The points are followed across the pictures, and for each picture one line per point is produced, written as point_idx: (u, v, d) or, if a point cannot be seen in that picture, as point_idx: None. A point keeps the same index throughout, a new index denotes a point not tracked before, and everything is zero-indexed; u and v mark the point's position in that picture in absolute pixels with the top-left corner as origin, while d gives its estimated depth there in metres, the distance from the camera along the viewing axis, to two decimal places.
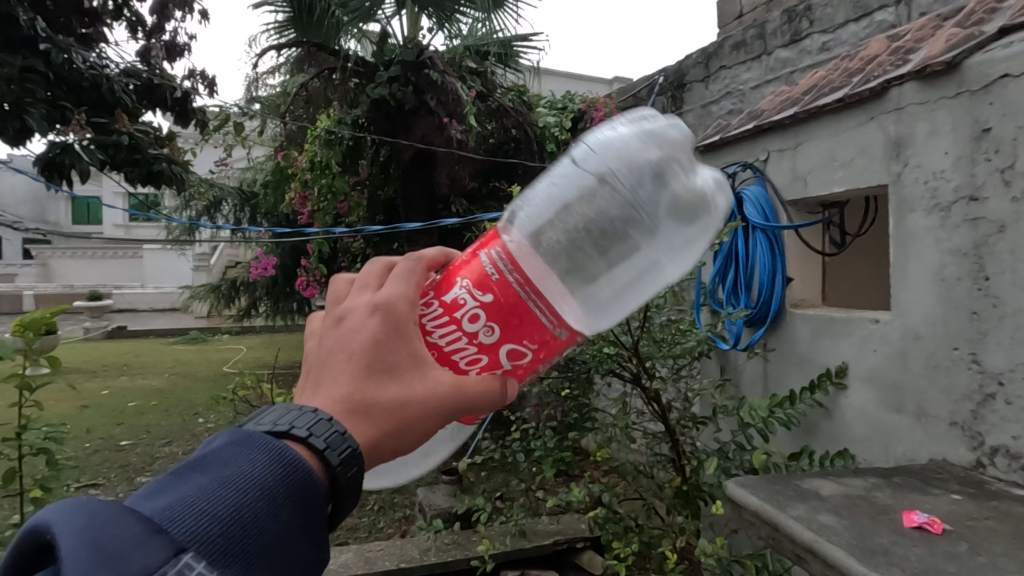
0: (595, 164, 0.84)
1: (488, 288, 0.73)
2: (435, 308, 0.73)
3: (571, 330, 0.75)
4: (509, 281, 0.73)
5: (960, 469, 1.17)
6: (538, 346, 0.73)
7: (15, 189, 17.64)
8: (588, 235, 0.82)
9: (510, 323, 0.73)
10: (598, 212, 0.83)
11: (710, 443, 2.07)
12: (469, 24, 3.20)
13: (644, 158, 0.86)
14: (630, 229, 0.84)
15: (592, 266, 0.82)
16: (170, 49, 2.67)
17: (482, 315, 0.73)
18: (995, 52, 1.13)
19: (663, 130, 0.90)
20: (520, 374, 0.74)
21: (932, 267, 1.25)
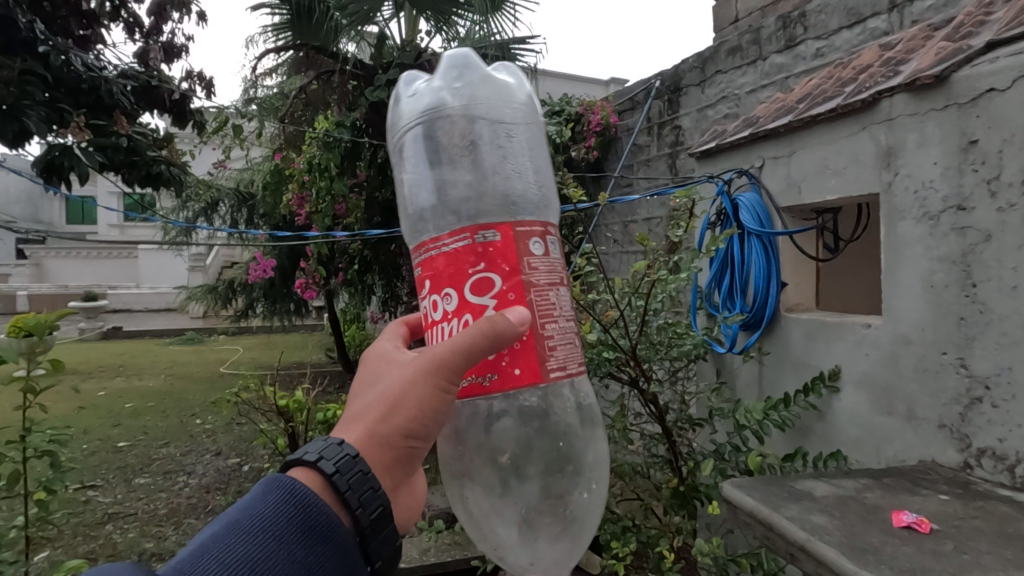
0: (446, 169, 0.99)
1: (426, 281, 0.81)
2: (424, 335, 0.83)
3: (495, 227, 0.77)
4: (428, 259, 0.80)
5: (948, 470, 1.21)
6: (485, 264, 0.76)
7: (8, 189, 17.54)
8: (493, 201, 0.96)
9: (455, 275, 0.77)
10: (483, 186, 0.97)
11: (706, 443, 2.11)
12: (467, 26, 3.25)
13: (459, 122, 1.00)
14: (504, 165, 0.98)
15: (513, 210, 0.97)
16: (168, 51, 2.69)
17: (437, 298, 0.79)
18: (982, 66, 1.16)
19: (447, 89, 1.04)
20: (508, 298, 0.76)
21: (922, 274, 1.29)
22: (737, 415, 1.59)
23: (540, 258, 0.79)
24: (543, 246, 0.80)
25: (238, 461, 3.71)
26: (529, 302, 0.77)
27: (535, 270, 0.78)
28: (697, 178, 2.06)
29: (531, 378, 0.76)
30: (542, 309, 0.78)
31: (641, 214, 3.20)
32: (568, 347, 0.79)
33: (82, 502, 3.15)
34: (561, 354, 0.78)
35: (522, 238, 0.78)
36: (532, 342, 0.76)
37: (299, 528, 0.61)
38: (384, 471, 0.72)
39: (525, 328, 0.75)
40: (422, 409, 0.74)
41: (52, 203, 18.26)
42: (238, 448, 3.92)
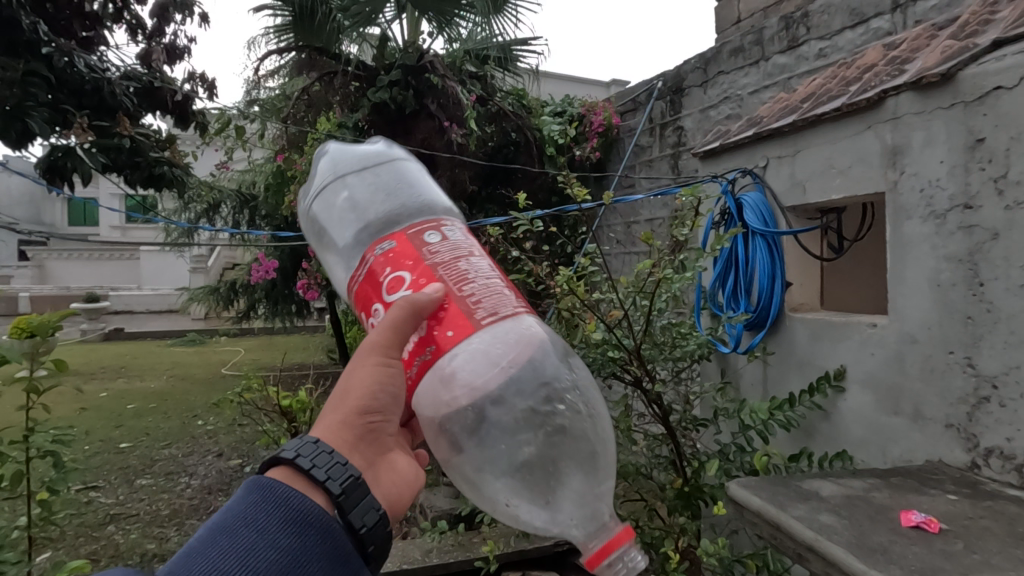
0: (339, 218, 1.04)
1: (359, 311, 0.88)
2: None
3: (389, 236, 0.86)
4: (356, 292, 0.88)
5: (955, 470, 1.20)
6: (392, 266, 0.83)
7: (11, 191, 17.59)
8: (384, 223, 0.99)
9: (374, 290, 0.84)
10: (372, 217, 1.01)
11: (710, 444, 2.10)
12: (468, 28, 3.25)
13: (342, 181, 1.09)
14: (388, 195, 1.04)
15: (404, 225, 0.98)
16: (170, 52, 2.69)
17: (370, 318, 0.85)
18: (989, 64, 1.16)
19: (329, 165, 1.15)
20: (420, 282, 0.81)
21: (928, 273, 1.28)
22: (742, 415, 1.58)
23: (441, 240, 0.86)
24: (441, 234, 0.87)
25: (240, 463, 3.70)
26: (441, 276, 0.82)
27: (437, 249, 0.84)
28: (700, 178, 2.05)
29: (464, 334, 0.78)
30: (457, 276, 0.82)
31: (644, 214, 3.20)
32: (492, 294, 0.81)
33: (84, 503, 3.14)
34: (491, 301, 0.81)
35: (415, 236, 0.86)
36: (454, 304, 0.80)
37: (281, 515, 0.61)
38: (353, 453, 0.76)
39: (440, 294, 0.79)
40: (375, 386, 0.78)
41: (54, 205, 18.28)
42: (240, 449, 3.92)
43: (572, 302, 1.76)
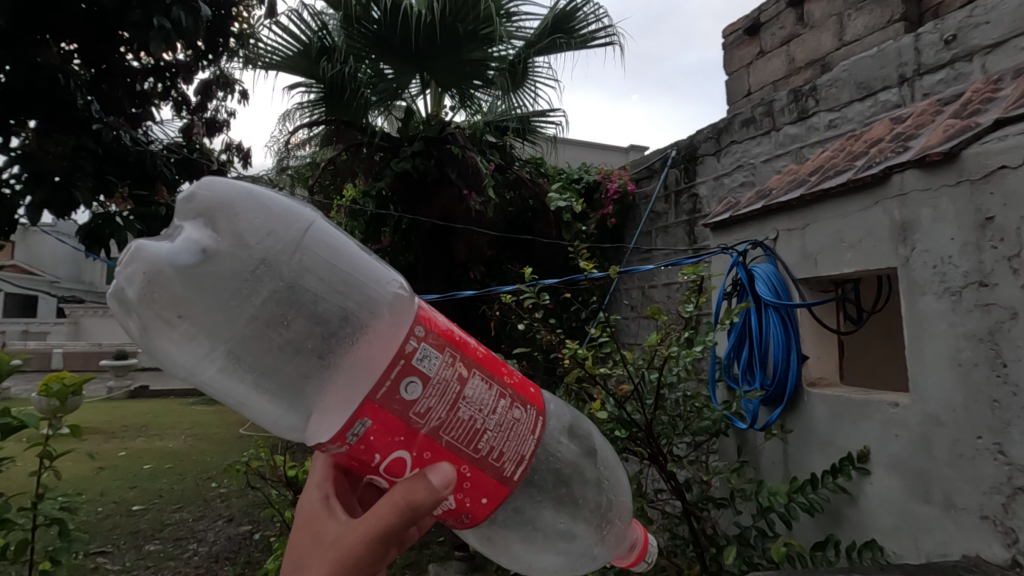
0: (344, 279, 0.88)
1: (394, 440, 0.71)
2: (380, 461, 0.72)
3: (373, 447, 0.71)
4: (416, 452, 0.72)
5: (995, 569, 1.11)
6: (412, 449, 0.72)
7: (57, 252, 18.54)
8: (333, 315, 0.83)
9: (424, 455, 0.73)
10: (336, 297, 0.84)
11: (731, 526, 1.99)
12: (489, 102, 3.36)
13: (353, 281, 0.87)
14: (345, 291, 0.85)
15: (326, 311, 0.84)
16: (210, 124, 2.99)
17: (406, 457, 0.72)
18: (992, 144, 1.16)
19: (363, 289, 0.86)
20: (424, 455, 0.73)
21: (948, 351, 1.24)
22: (759, 496, 1.54)
23: (507, 454, 0.76)
24: (420, 373, 0.71)
25: (250, 528, 3.62)
26: (446, 452, 0.73)
27: (510, 473, 0.77)
28: (710, 250, 2.06)
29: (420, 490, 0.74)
30: (477, 436, 0.74)
31: (660, 280, 3.19)
32: (509, 436, 0.77)
33: (89, 569, 3.09)
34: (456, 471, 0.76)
35: (386, 397, 0.69)
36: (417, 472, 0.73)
37: None
38: None
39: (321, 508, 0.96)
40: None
41: (94, 265, 19.16)
42: (250, 514, 3.85)
43: (582, 373, 1.80)
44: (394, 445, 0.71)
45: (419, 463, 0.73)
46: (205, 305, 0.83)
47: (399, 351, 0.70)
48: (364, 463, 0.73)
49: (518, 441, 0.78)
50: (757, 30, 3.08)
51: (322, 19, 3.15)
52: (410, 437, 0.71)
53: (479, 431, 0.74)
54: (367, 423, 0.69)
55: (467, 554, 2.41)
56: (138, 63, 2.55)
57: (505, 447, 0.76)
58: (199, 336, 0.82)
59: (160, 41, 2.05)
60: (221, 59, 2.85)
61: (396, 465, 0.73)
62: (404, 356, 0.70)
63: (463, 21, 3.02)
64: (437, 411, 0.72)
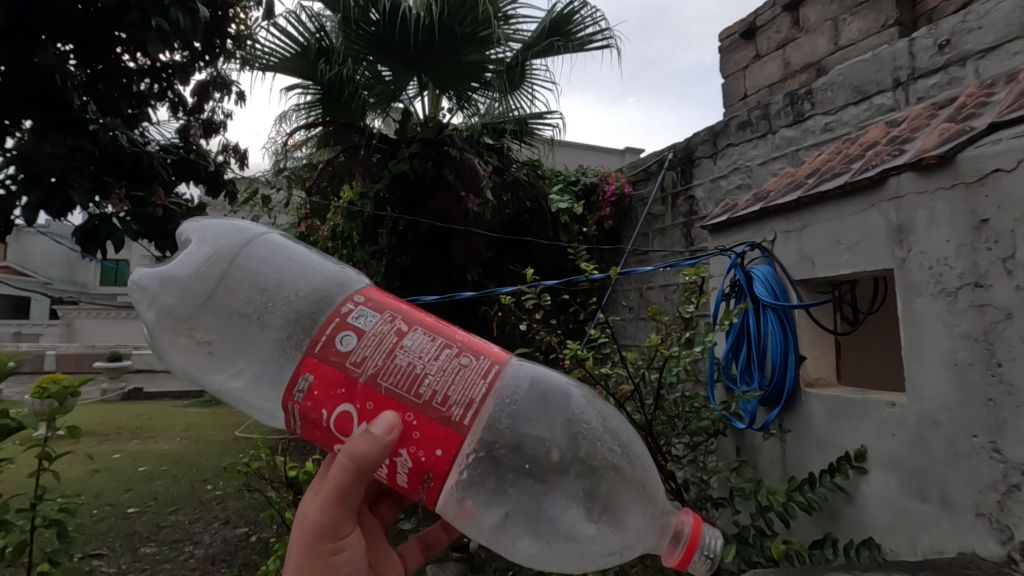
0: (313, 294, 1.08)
1: (337, 393, 0.85)
2: (328, 418, 0.86)
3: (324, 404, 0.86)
4: (360, 406, 0.85)
5: (991, 565, 1.13)
6: (354, 401, 0.85)
7: (49, 253, 18.42)
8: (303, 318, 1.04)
9: (368, 405, 0.85)
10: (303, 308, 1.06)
11: (730, 526, 2.01)
12: (486, 103, 3.42)
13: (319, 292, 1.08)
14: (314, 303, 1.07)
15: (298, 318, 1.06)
16: (207, 125, 2.97)
17: (351, 411, 0.85)
18: (986, 147, 1.18)
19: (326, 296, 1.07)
20: (366, 409, 0.85)
21: (943, 352, 1.25)
22: (759, 495, 1.55)
23: (452, 398, 0.85)
24: (354, 330, 0.88)
25: (247, 530, 3.61)
26: (385, 401, 0.85)
27: (457, 416, 0.84)
28: (709, 252, 2.08)
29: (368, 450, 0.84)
30: (416, 380, 0.86)
31: (658, 282, 3.21)
32: (453, 381, 0.86)
33: (85, 571, 3.07)
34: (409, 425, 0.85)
35: (324, 353, 0.86)
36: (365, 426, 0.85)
37: None
38: None
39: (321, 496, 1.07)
40: (338, 564, 0.96)
41: (87, 265, 19.04)
42: (247, 516, 3.83)
43: (582, 374, 1.81)
44: (338, 398, 0.85)
45: (364, 415, 0.85)
46: (217, 332, 1.08)
47: (335, 316, 0.90)
48: (323, 426, 0.87)
49: (464, 386, 0.86)
50: (753, 34, 3.11)
51: (320, 20, 3.14)
52: (351, 388, 0.85)
53: (418, 375, 0.86)
54: (310, 379, 0.86)
55: (466, 555, 2.42)
56: (134, 64, 2.55)
57: (449, 391, 0.85)
58: (227, 361, 1.07)
59: (158, 42, 2.04)
60: (217, 60, 2.83)
61: (346, 419, 0.86)
62: (339, 317, 0.89)
63: (461, 24, 3.03)
64: (371, 359, 0.86)
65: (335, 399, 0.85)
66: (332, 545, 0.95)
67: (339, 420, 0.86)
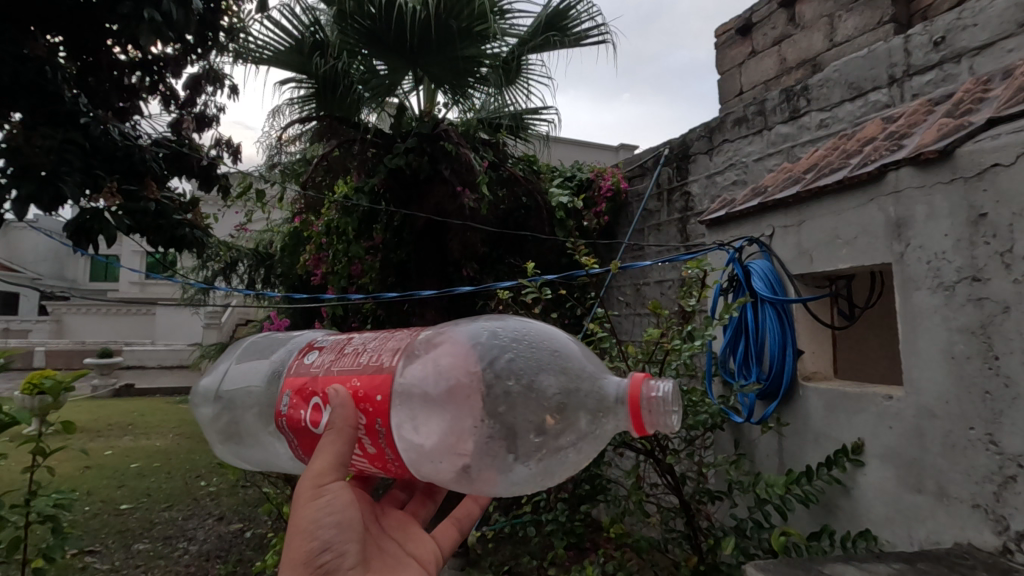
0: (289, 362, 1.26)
1: (306, 394, 1.01)
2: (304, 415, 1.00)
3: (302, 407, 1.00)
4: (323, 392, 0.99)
5: (986, 555, 1.15)
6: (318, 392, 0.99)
7: (38, 248, 18.21)
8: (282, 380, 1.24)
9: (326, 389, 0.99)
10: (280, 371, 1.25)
11: (727, 520, 2.02)
12: (482, 98, 3.38)
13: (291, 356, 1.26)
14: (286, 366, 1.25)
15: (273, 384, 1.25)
16: (200, 120, 2.91)
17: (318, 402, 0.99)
18: (984, 142, 1.19)
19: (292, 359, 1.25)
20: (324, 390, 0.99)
21: (941, 345, 1.27)
22: (757, 488, 1.57)
23: (383, 355, 0.98)
24: (311, 354, 1.08)
25: (241, 527, 3.59)
26: (337, 377, 0.99)
27: (388, 363, 0.96)
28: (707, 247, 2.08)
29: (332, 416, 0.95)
30: (353, 358, 1.01)
31: (653, 277, 3.21)
32: (384, 345, 1.01)
33: (78, 568, 3.06)
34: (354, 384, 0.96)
35: (297, 372, 1.06)
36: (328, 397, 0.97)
37: None
38: None
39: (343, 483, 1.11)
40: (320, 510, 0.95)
41: (77, 260, 18.80)
42: (241, 512, 3.82)
43: None
44: (309, 399, 1.00)
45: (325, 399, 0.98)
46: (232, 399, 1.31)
47: (305, 349, 1.11)
48: (304, 426, 1.00)
49: (378, 339, 1.04)
50: (749, 30, 3.11)
51: (314, 14, 3.12)
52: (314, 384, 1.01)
53: (340, 353, 1.04)
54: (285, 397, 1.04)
55: (461, 550, 2.43)
56: (124, 56, 2.49)
57: (381, 350, 0.99)
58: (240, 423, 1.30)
59: (152, 34, 2.02)
60: (210, 53, 2.79)
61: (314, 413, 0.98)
62: (302, 352, 1.10)
63: (456, 18, 3.01)
64: (328, 360, 1.04)
65: (306, 398, 1.01)
66: (314, 491, 0.94)
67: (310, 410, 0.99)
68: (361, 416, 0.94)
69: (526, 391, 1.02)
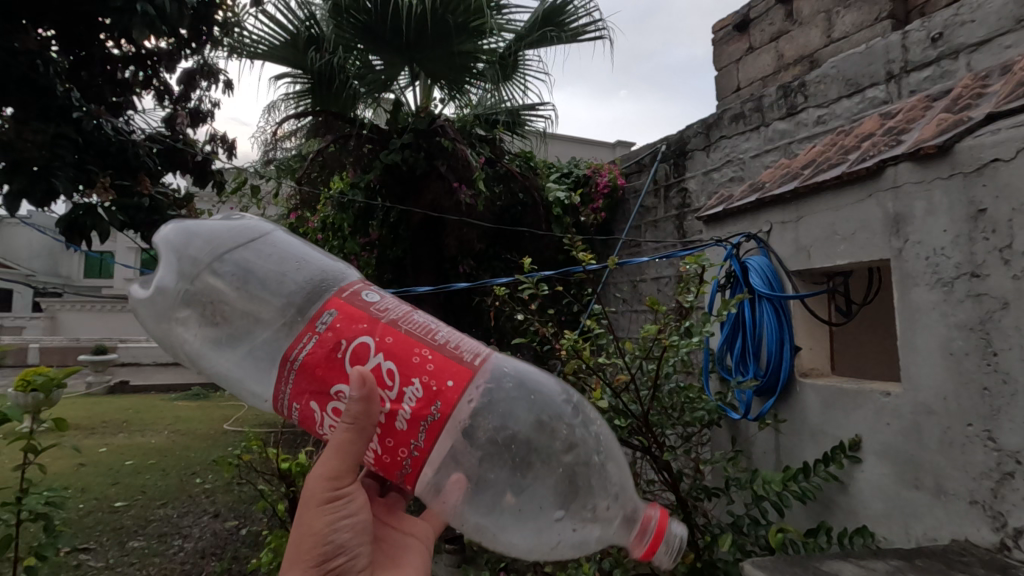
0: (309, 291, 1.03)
1: (360, 329, 0.85)
2: (345, 351, 0.84)
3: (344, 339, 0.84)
4: (382, 341, 0.85)
5: (984, 552, 1.15)
6: (375, 335, 0.85)
7: (31, 244, 18.09)
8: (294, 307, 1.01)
9: (388, 342, 0.85)
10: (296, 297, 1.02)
11: (724, 516, 2.02)
12: (479, 94, 3.38)
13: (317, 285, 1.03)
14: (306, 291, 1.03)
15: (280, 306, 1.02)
16: (194, 115, 2.89)
17: (371, 346, 0.84)
18: (984, 137, 1.18)
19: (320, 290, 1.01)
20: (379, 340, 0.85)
21: (939, 341, 1.26)
22: (754, 485, 1.56)
23: (465, 346, 0.88)
24: (375, 291, 0.93)
25: (237, 524, 3.58)
26: (404, 335, 0.86)
27: (470, 361, 0.86)
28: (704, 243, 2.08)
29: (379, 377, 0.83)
30: (428, 329, 0.89)
31: (650, 274, 3.21)
32: (466, 339, 0.91)
33: (72, 565, 3.04)
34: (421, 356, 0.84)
35: (353, 300, 0.89)
36: (387, 353, 0.84)
37: None
38: None
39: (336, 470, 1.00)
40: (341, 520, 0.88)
41: (71, 256, 18.67)
42: (237, 510, 3.81)
43: (578, 365, 1.82)
44: (359, 332, 0.85)
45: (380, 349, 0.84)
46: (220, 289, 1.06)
47: (364, 282, 0.96)
48: (334, 361, 0.84)
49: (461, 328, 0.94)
50: (747, 26, 3.10)
51: (310, 8, 3.07)
52: (374, 325, 0.86)
53: (411, 313, 0.91)
54: (329, 316, 0.87)
55: (458, 547, 2.42)
56: (118, 50, 2.45)
57: (462, 341, 0.90)
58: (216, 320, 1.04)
59: (144, 27, 1.99)
60: (204, 48, 2.75)
61: (361, 353, 0.84)
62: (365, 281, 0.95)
63: (453, 12, 2.98)
64: (395, 310, 0.90)
65: (355, 332, 0.85)
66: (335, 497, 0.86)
67: (359, 348, 0.84)
68: (415, 391, 0.82)
69: (591, 474, 0.99)
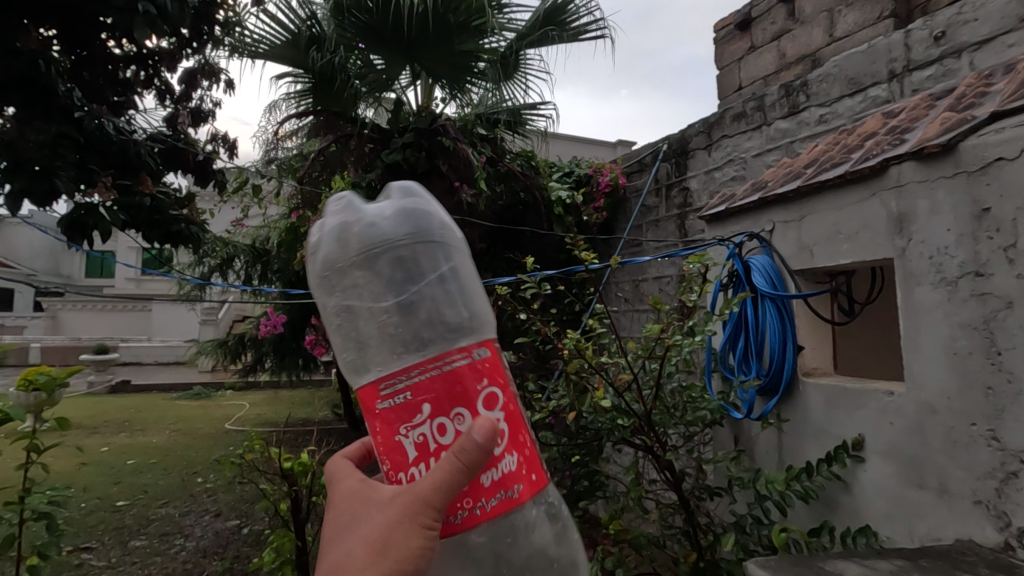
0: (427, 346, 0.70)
1: (501, 379, 0.64)
2: (484, 392, 0.62)
3: (483, 373, 0.62)
4: (510, 401, 0.64)
5: (988, 552, 1.14)
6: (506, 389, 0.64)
7: (32, 244, 18.10)
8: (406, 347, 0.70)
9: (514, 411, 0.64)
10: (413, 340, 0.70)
11: (726, 515, 2.02)
12: (480, 93, 3.38)
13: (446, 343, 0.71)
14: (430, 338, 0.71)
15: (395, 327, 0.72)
16: (195, 115, 2.88)
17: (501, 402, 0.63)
18: (989, 136, 1.18)
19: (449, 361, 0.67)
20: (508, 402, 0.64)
21: (943, 341, 1.26)
22: (757, 484, 1.55)
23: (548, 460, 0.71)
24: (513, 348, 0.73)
25: (239, 523, 3.59)
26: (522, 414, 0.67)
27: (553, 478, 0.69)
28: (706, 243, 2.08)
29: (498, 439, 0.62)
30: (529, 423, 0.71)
31: (651, 273, 3.21)
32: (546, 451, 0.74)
33: (74, 565, 3.04)
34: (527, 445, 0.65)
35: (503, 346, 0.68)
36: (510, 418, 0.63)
37: None
38: None
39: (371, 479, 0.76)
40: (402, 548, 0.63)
41: (71, 255, 18.67)
42: (238, 509, 3.81)
43: (580, 364, 1.81)
44: (498, 380, 0.64)
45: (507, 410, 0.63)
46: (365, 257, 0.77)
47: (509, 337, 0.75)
48: (473, 387, 0.61)
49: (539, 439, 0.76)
50: (748, 25, 3.09)
51: (310, 8, 3.07)
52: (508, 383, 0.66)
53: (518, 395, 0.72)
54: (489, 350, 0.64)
55: None
56: (119, 50, 2.47)
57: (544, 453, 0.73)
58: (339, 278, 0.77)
59: (146, 27, 1.99)
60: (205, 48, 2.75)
61: (489, 402, 0.62)
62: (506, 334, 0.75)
63: (455, 12, 2.97)
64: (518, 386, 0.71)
65: (496, 378, 0.64)
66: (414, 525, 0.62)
67: (492, 394, 0.62)
68: (513, 472, 0.62)
69: None
